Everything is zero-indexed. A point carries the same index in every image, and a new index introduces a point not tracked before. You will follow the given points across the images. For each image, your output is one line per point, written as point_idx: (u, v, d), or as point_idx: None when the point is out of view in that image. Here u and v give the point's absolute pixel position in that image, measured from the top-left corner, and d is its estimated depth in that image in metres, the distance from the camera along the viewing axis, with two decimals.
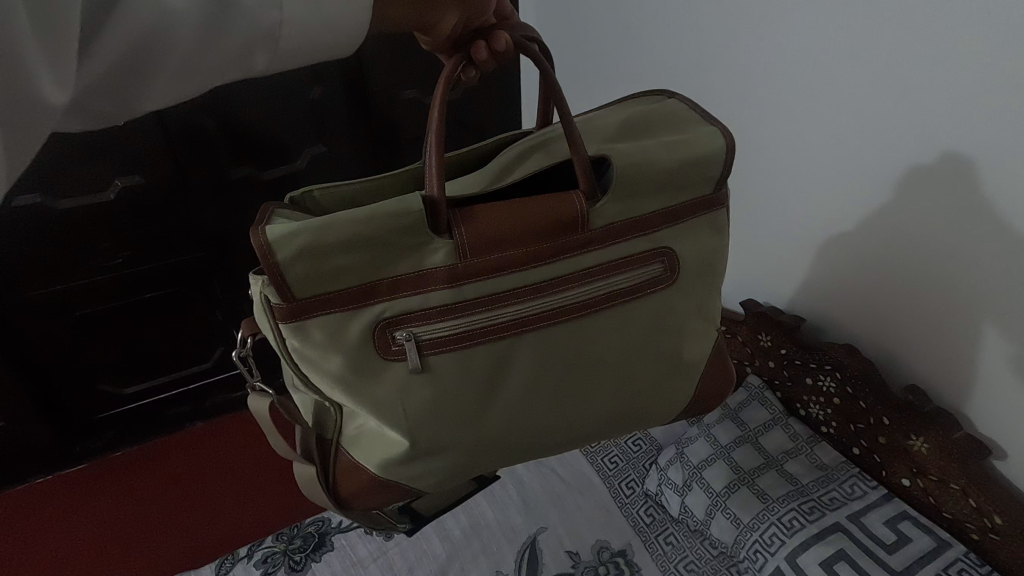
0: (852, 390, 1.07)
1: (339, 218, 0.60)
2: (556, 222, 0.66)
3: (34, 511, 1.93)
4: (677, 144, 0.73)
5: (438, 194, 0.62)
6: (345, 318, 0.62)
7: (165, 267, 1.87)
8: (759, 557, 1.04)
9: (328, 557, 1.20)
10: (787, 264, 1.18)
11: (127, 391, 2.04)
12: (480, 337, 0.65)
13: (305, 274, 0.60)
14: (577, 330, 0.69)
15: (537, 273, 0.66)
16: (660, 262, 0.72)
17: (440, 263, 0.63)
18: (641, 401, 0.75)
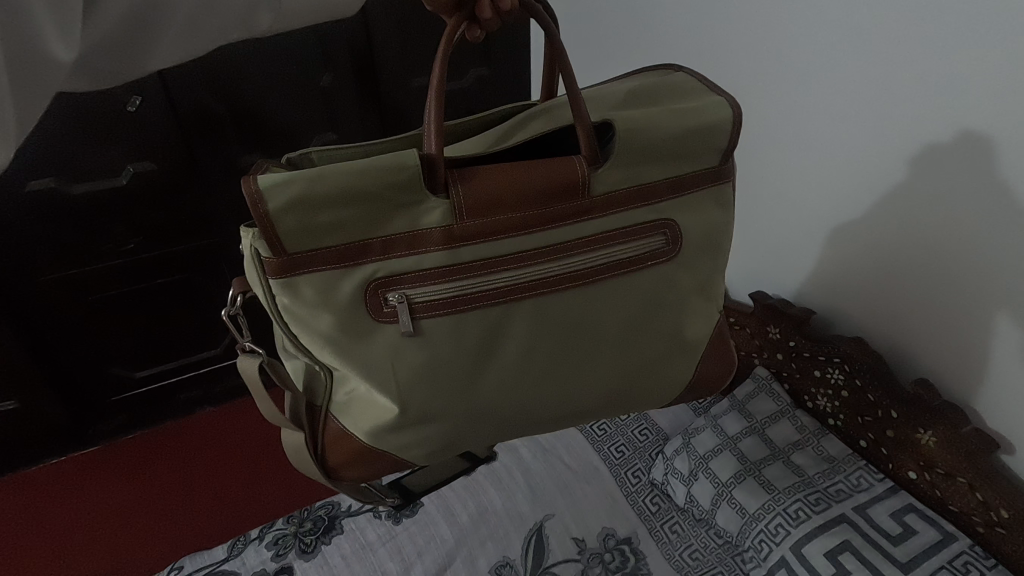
0: (860, 382, 1.07)
1: (335, 172, 0.60)
2: (552, 185, 0.66)
3: (51, 489, 1.98)
4: (684, 113, 0.72)
5: (437, 151, 0.62)
6: (338, 274, 0.63)
7: (177, 253, 1.89)
8: (764, 546, 1.05)
9: (338, 540, 1.23)
10: (797, 255, 1.18)
11: (138, 375, 2.06)
12: (473, 303, 0.66)
13: (299, 228, 0.60)
14: (572, 300, 0.70)
15: (533, 237, 0.66)
16: (658, 235, 0.73)
17: (436, 224, 0.63)
18: (637, 377, 0.76)
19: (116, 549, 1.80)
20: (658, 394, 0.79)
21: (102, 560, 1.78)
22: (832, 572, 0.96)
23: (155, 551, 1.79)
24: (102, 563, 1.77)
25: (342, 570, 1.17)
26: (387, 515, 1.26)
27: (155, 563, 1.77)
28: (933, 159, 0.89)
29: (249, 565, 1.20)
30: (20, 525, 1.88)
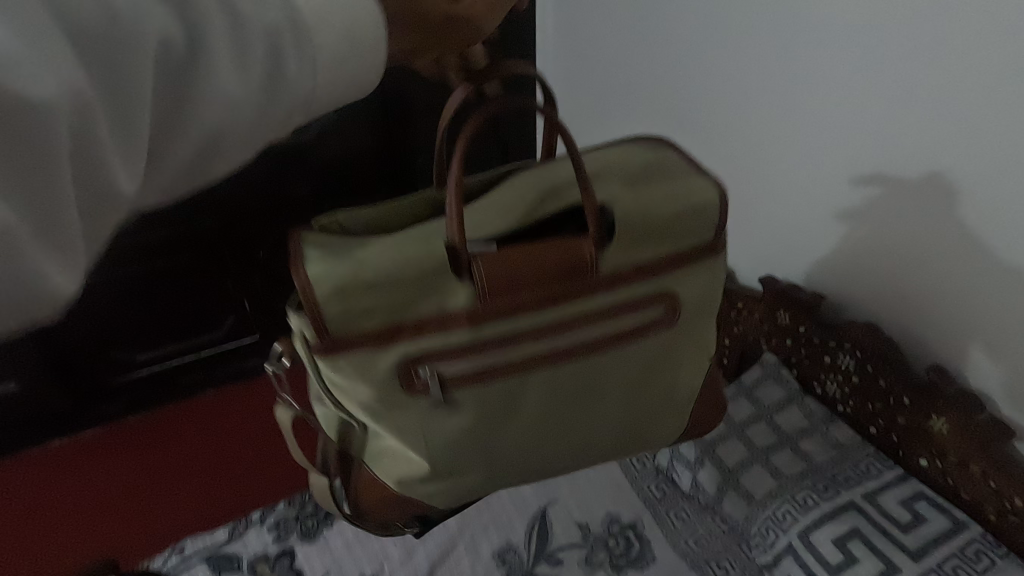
0: (872, 368, 1.06)
1: (369, 263, 0.67)
2: (567, 264, 0.69)
3: (57, 471, 1.98)
4: (679, 196, 0.75)
5: (459, 238, 0.65)
6: (374, 356, 0.69)
7: (178, 235, 1.89)
8: (770, 533, 1.04)
9: (340, 526, 1.20)
10: (808, 237, 1.16)
11: (140, 358, 2.04)
12: (495, 374, 0.70)
13: (341, 315, 0.67)
14: (585, 369, 0.74)
15: (548, 314, 0.69)
16: (663, 303, 0.74)
17: (461, 305, 0.68)
18: (638, 428, 0.83)
19: (112, 534, 1.80)
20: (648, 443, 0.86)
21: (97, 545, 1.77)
22: (840, 559, 0.95)
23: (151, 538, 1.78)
24: (98, 549, 1.76)
25: (345, 554, 1.15)
26: None
27: (150, 549, 1.75)
28: (950, 131, 0.87)
29: (250, 550, 1.18)
30: (18, 508, 1.87)
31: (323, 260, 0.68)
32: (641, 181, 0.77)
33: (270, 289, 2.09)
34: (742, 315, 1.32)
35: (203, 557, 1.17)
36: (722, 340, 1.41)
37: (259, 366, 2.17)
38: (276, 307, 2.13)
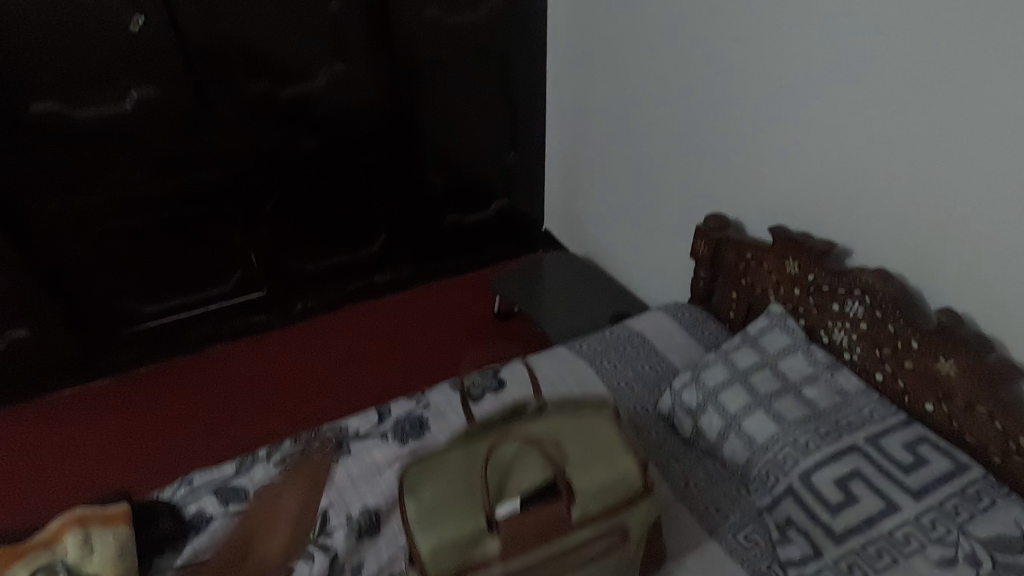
0: (881, 314, 1.07)
1: (435, 541, 0.92)
2: (552, 527, 0.93)
3: (42, 422, 1.83)
4: (619, 481, 0.97)
5: (493, 523, 0.92)
6: (443, 551, 0.91)
7: (186, 185, 1.81)
8: (771, 476, 1.05)
9: (346, 461, 1.21)
10: (824, 189, 1.20)
11: (148, 310, 1.96)
12: (520, 573, 0.93)
13: (416, 520, 0.93)
14: (583, 556, 0.95)
15: (555, 528, 0.93)
16: (616, 533, 0.96)
17: (494, 549, 0.92)
18: (625, 571, 0.98)
19: (84, 470, 1.70)
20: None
21: (68, 479, 1.67)
22: (841, 499, 0.96)
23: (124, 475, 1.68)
24: (67, 484, 1.66)
25: (349, 488, 1.16)
26: (394, 438, 1.25)
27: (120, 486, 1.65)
28: (979, 84, 0.92)
29: (257, 482, 1.17)
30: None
31: (421, 521, 0.93)
32: (586, 463, 0.98)
33: (277, 243, 2.03)
34: (750, 266, 1.34)
35: (212, 488, 1.16)
36: (731, 292, 1.42)
37: (266, 320, 2.15)
38: (284, 261, 2.07)
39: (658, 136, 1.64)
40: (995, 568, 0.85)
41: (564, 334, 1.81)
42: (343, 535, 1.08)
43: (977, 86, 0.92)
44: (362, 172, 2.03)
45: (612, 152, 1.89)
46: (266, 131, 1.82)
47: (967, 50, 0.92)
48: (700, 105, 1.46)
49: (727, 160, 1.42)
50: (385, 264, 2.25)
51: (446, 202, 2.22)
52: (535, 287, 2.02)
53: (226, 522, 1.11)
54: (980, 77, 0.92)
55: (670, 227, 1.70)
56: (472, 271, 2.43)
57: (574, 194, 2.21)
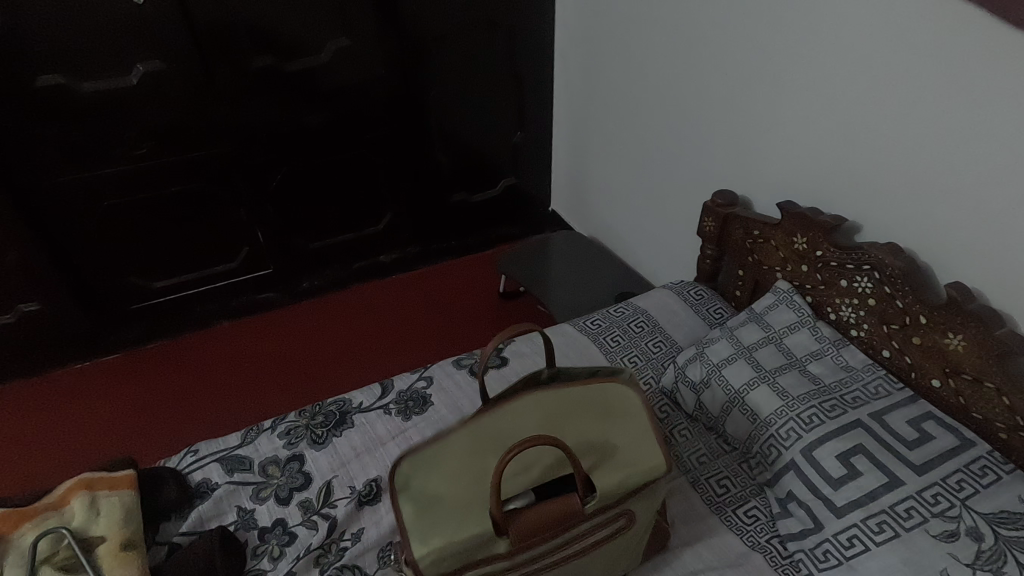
0: (890, 290, 1.05)
1: (439, 545, 0.82)
2: (566, 516, 0.85)
3: (51, 396, 1.84)
4: (635, 461, 0.89)
5: (502, 524, 0.82)
6: (448, 554, 0.82)
7: (193, 161, 1.80)
8: (773, 450, 1.04)
9: (349, 433, 1.21)
10: (834, 164, 1.17)
11: (156, 286, 1.96)
12: (531, 566, 0.86)
13: (415, 526, 0.84)
14: (596, 545, 0.88)
15: (568, 522, 0.85)
16: (630, 517, 0.89)
17: (505, 549, 0.84)
18: (636, 550, 0.94)
19: (94, 438, 1.72)
20: (631, 560, 0.95)
21: (78, 447, 1.70)
22: (843, 473, 0.95)
23: (134, 444, 1.71)
24: (78, 451, 1.69)
25: (352, 460, 1.17)
26: (397, 412, 1.26)
27: (132, 455, 1.68)
28: (994, 49, 0.88)
29: (262, 453, 1.18)
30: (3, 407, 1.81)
31: (419, 527, 0.84)
32: (597, 447, 0.91)
33: (283, 220, 2.03)
34: (758, 243, 1.31)
35: (216, 457, 1.18)
36: (738, 270, 1.40)
37: (272, 297, 2.15)
38: (289, 238, 2.07)
39: (666, 113, 1.62)
40: (998, 542, 0.84)
41: (569, 313, 1.81)
42: (346, 505, 1.09)
43: (992, 55, 0.88)
44: (366, 149, 2.01)
45: (619, 129, 1.87)
46: (271, 106, 1.81)
47: (981, 17, 0.88)
48: (709, 79, 1.43)
49: (736, 136, 1.39)
50: (390, 242, 2.25)
51: (451, 180, 2.21)
52: (541, 266, 2.01)
53: (230, 489, 1.12)
54: (995, 45, 0.88)
55: (677, 205, 1.68)
56: (478, 251, 2.42)
57: (581, 173, 2.19)
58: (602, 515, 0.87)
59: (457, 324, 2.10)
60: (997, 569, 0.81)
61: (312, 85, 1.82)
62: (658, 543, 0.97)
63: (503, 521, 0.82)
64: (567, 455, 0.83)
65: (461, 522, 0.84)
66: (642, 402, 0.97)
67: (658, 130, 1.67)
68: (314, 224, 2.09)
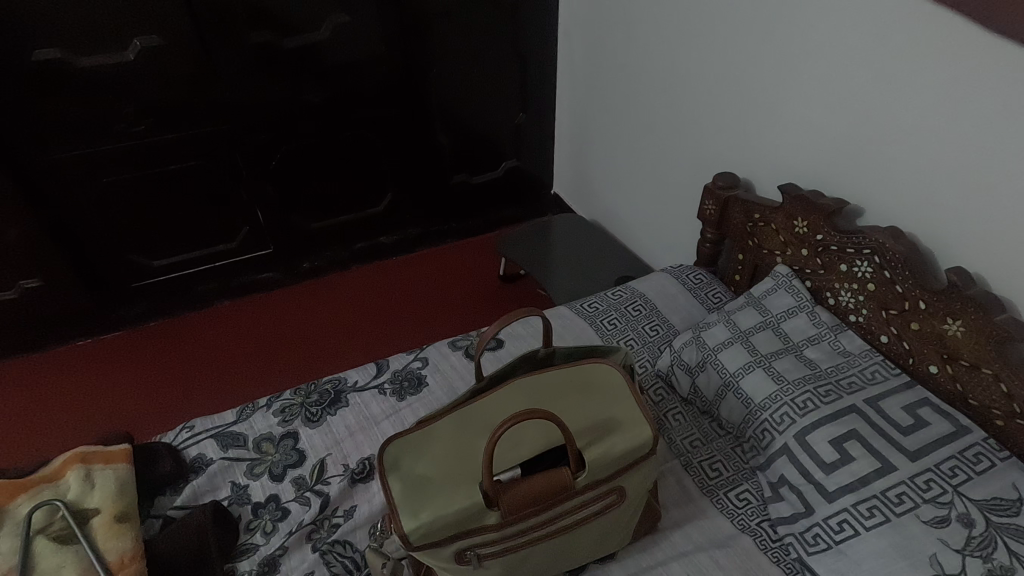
0: (890, 275, 1.04)
1: (427, 516, 0.83)
2: (557, 489, 0.84)
3: (53, 374, 1.85)
4: (626, 435, 0.89)
5: (492, 493, 0.82)
6: (436, 525, 0.82)
7: (192, 138, 1.78)
8: (766, 435, 1.04)
9: (344, 412, 1.22)
10: (837, 147, 1.15)
11: (158, 264, 1.95)
12: (521, 540, 0.86)
13: (404, 497, 0.85)
14: (587, 520, 0.88)
15: (559, 496, 0.85)
16: (620, 493, 0.89)
17: (494, 519, 0.84)
18: (626, 528, 0.93)
19: (93, 416, 1.73)
20: (622, 539, 0.94)
21: (77, 423, 1.71)
22: (835, 458, 0.94)
23: (133, 421, 1.72)
24: (78, 428, 1.70)
25: (346, 438, 1.17)
26: (391, 392, 1.26)
27: (131, 432, 1.69)
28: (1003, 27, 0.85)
29: (256, 429, 1.18)
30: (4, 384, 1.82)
31: (408, 500, 0.84)
32: (588, 423, 0.92)
33: (282, 200, 2.02)
34: (758, 227, 1.30)
35: (211, 433, 1.18)
36: (738, 255, 1.39)
37: (272, 276, 2.15)
38: (289, 218, 2.06)
39: (669, 93, 1.59)
40: (989, 529, 0.83)
41: (569, 296, 1.80)
42: (339, 482, 1.09)
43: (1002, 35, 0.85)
44: (365, 128, 1.99)
45: (621, 111, 1.83)
46: (270, 84, 1.79)
47: None
48: (713, 58, 1.39)
49: (738, 117, 1.36)
50: (390, 223, 2.24)
51: (452, 161, 2.18)
52: (541, 249, 1.99)
53: (225, 465, 1.13)
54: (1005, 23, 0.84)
55: (679, 188, 1.66)
56: (479, 233, 2.41)
57: (582, 156, 2.16)
58: (593, 490, 0.87)
59: (456, 305, 2.10)
60: (986, 555, 0.81)
61: (310, 62, 1.79)
62: (651, 520, 0.97)
63: (493, 490, 0.82)
64: (558, 426, 0.83)
65: (451, 496, 0.84)
66: (630, 384, 0.97)
67: (661, 111, 1.64)
68: (314, 204, 2.08)
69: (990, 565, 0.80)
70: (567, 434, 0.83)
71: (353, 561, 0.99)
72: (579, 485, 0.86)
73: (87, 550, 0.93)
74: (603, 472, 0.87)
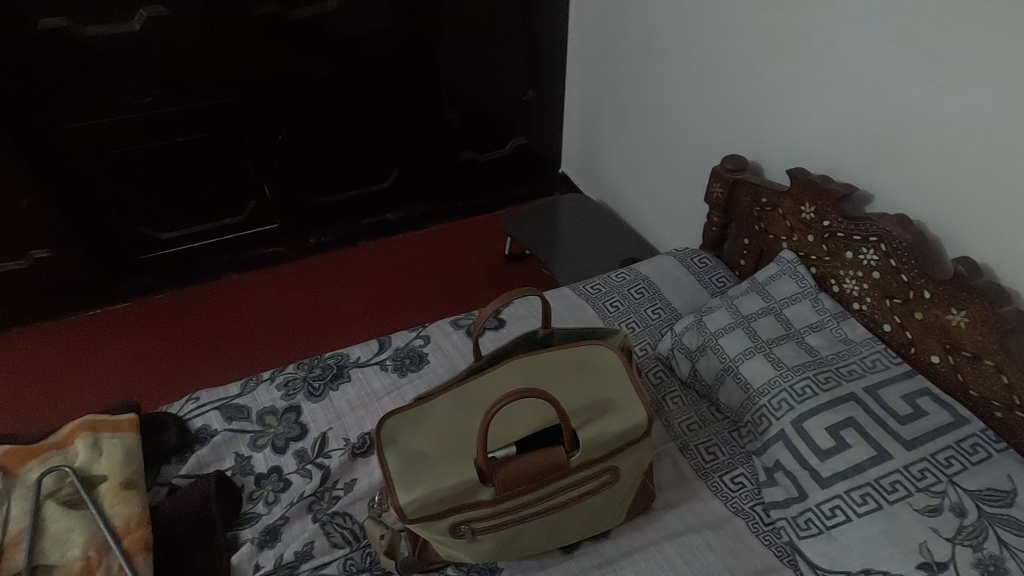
0: (896, 262, 1.03)
1: (423, 491, 0.84)
2: (549, 468, 0.86)
3: (64, 343, 1.88)
4: (620, 417, 0.90)
5: (486, 469, 0.84)
6: (432, 501, 0.84)
7: (198, 110, 1.77)
8: (764, 420, 1.04)
9: (345, 387, 1.23)
10: (849, 130, 1.12)
11: (165, 237, 1.96)
12: (514, 518, 0.87)
13: (400, 472, 0.87)
14: (579, 499, 0.89)
15: (551, 475, 0.86)
16: (613, 475, 0.90)
17: (488, 496, 0.85)
18: (618, 508, 0.94)
19: (102, 385, 1.77)
20: (614, 518, 0.96)
21: (87, 392, 1.75)
22: (831, 445, 0.95)
23: (140, 391, 1.76)
24: (88, 397, 1.74)
25: (347, 412, 1.19)
26: (393, 368, 1.27)
27: (138, 402, 1.72)
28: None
29: (260, 402, 1.20)
30: (15, 352, 1.85)
31: (404, 476, 0.86)
32: (584, 404, 0.92)
33: (288, 175, 2.01)
34: (765, 211, 1.28)
35: (216, 405, 1.20)
36: (743, 240, 1.38)
37: (278, 251, 2.16)
38: (295, 193, 2.06)
39: (680, 72, 1.55)
40: (981, 519, 0.83)
41: (574, 277, 1.79)
42: (340, 456, 1.11)
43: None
44: (372, 103, 1.97)
45: (631, 90, 1.80)
46: (276, 56, 1.77)
47: None
48: (727, 36, 1.36)
49: (749, 98, 1.34)
50: (396, 200, 2.23)
51: (459, 138, 2.16)
52: (547, 228, 1.98)
53: (229, 436, 1.15)
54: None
55: (687, 170, 1.63)
56: (485, 212, 2.40)
57: (591, 135, 2.14)
58: (587, 470, 0.88)
59: (461, 283, 2.10)
60: (977, 544, 0.81)
61: (317, 35, 1.77)
62: (644, 501, 0.98)
63: (488, 466, 0.84)
64: (554, 406, 0.85)
65: (447, 471, 0.86)
66: (628, 367, 0.98)
67: (671, 91, 1.61)
68: (320, 179, 2.07)
69: (980, 554, 0.80)
70: (563, 415, 0.85)
71: (353, 532, 1.02)
72: (573, 464, 0.87)
73: (94, 515, 0.96)
74: (597, 453, 0.88)
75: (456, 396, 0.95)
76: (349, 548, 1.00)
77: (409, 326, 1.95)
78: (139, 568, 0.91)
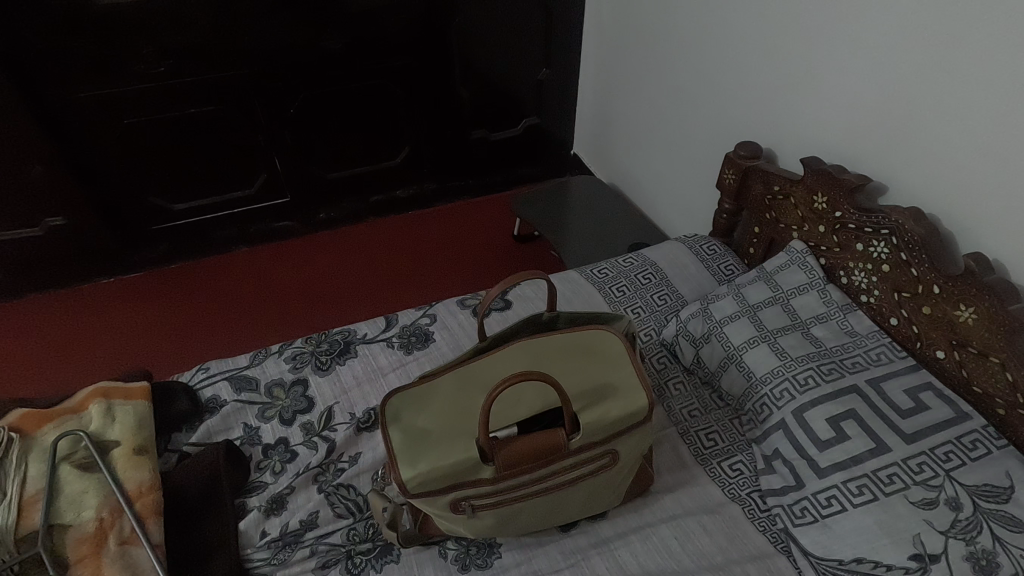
0: (906, 256, 1.02)
1: (425, 469, 0.86)
2: (548, 449, 0.87)
3: (78, 310, 1.91)
4: (620, 400, 0.91)
5: (488, 448, 0.86)
6: (433, 479, 0.86)
7: (210, 81, 1.76)
8: (765, 409, 1.05)
9: (352, 362, 1.25)
10: (866, 119, 1.10)
11: (179, 208, 1.98)
12: (513, 496, 0.89)
13: (403, 449, 0.88)
14: (578, 480, 0.91)
15: (550, 457, 0.88)
16: (610, 459, 0.91)
17: (489, 475, 0.87)
18: (614, 491, 0.96)
19: (113, 353, 1.80)
20: (611, 499, 0.97)
21: (100, 357, 1.79)
22: (831, 435, 0.95)
23: (151, 360, 1.79)
24: (100, 365, 1.77)
25: (354, 387, 1.21)
26: (399, 346, 1.29)
27: (149, 369, 1.76)
28: None
29: (269, 375, 1.22)
30: (29, 318, 1.88)
31: (407, 452, 0.88)
32: (586, 389, 0.93)
33: (299, 149, 2.01)
34: (777, 200, 1.27)
35: (225, 376, 1.23)
36: (754, 227, 1.37)
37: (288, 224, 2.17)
38: (305, 168, 2.06)
39: (697, 54, 1.52)
40: (975, 514, 0.84)
41: (582, 259, 1.79)
42: (345, 430, 1.13)
43: None
44: (383, 78, 1.95)
45: (647, 71, 1.77)
46: (288, 29, 1.75)
47: None
48: (748, 17, 1.32)
49: (765, 84, 1.31)
50: (407, 177, 2.23)
51: (470, 116, 2.15)
52: (557, 211, 1.97)
53: (238, 407, 1.17)
54: None
55: (700, 154, 1.61)
56: (495, 191, 2.39)
57: (605, 117, 2.11)
58: (587, 453, 0.90)
59: (469, 264, 2.10)
60: (970, 538, 0.82)
61: (329, 8, 1.75)
62: (642, 484, 1.00)
63: (490, 446, 0.86)
64: (557, 390, 0.86)
65: (449, 449, 0.87)
66: (630, 353, 0.98)
67: (687, 73, 1.58)
68: (331, 154, 2.07)
69: (972, 548, 0.81)
70: (565, 398, 0.86)
71: (356, 504, 1.04)
72: (572, 447, 0.89)
73: (106, 478, 0.99)
74: (597, 436, 0.90)
75: (460, 376, 0.97)
76: (353, 519, 1.02)
77: (416, 304, 1.96)
78: (151, 531, 0.94)
